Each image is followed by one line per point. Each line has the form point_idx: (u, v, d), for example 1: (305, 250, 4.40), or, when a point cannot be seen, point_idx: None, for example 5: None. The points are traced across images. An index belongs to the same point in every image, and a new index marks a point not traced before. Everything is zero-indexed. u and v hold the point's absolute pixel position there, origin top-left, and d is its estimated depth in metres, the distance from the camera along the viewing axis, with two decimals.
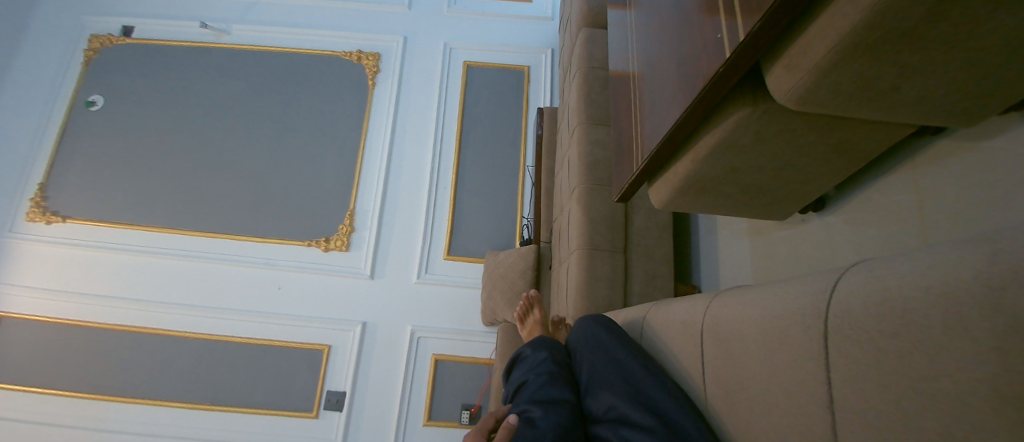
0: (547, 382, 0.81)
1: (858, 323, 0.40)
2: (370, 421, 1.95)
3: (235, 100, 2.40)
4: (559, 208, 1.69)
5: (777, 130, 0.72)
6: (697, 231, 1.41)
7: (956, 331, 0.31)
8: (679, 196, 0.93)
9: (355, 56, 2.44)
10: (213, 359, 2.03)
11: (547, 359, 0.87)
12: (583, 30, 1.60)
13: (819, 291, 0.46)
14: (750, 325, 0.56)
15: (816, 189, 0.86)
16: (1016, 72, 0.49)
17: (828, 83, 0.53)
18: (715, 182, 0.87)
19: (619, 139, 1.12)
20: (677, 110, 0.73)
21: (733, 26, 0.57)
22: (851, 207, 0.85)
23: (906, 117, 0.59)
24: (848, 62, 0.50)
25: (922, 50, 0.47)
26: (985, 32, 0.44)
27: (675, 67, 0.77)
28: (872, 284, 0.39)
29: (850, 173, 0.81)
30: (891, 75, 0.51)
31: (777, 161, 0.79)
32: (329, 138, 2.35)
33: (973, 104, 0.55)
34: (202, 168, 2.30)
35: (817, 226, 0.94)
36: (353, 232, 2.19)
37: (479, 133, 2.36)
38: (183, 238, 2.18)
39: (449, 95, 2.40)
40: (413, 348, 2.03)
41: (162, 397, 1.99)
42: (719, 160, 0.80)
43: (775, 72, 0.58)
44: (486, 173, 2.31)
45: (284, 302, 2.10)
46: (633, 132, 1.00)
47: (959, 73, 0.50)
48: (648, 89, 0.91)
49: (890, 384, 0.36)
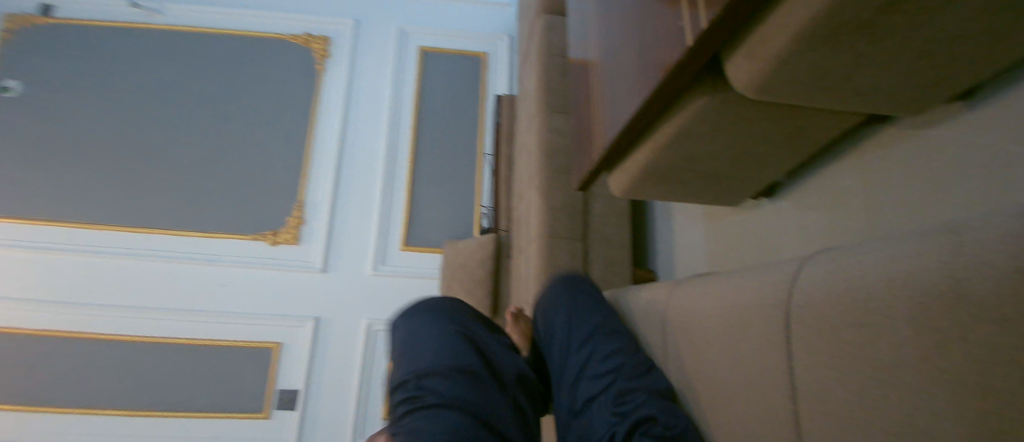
0: (428, 362, 0.80)
1: (824, 309, 0.40)
2: (327, 419, 1.88)
3: (166, 84, 2.20)
4: (520, 198, 1.68)
5: (736, 117, 0.72)
6: (654, 218, 1.44)
7: (920, 318, 0.32)
8: (639, 184, 0.94)
9: (302, 39, 2.30)
10: (150, 366, 1.87)
11: (426, 333, 0.86)
12: (541, 16, 1.57)
13: (781, 280, 0.47)
14: (714, 313, 0.57)
15: (768, 176, 0.89)
16: (957, 61, 0.52)
17: (787, 70, 0.54)
18: (674, 170, 0.88)
19: (579, 130, 1.12)
20: (639, 99, 0.73)
21: (696, 16, 0.57)
22: (802, 193, 0.89)
23: (856, 105, 0.61)
24: (808, 49, 0.50)
25: (876, 40, 0.48)
26: (933, 23, 0.46)
27: (636, 56, 0.76)
28: (834, 276, 0.40)
29: (800, 159, 0.84)
30: (846, 64, 0.53)
31: (733, 149, 0.81)
32: (274, 125, 2.20)
33: (916, 92, 0.58)
34: (131, 157, 2.09)
35: (769, 212, 0.98)
36: (303, 224, 2.08)
37: (437, 121, 2.29)
38: (110, 234, 1.98)
39: (404, 80, 2.31)
40: (371, 341, 1.97)
41: (93, 406, 1.82)
42: (678, 148, 0.81)
43: (737, 62, 0.58)
44: (444, 163, 2.25)
45: (228, 300, 1.96)
46: (594, 120, 0.99)
47: (907, 62, 0.52)
48: (609, 77, 0.90)
49: (856, 373, 0.37)
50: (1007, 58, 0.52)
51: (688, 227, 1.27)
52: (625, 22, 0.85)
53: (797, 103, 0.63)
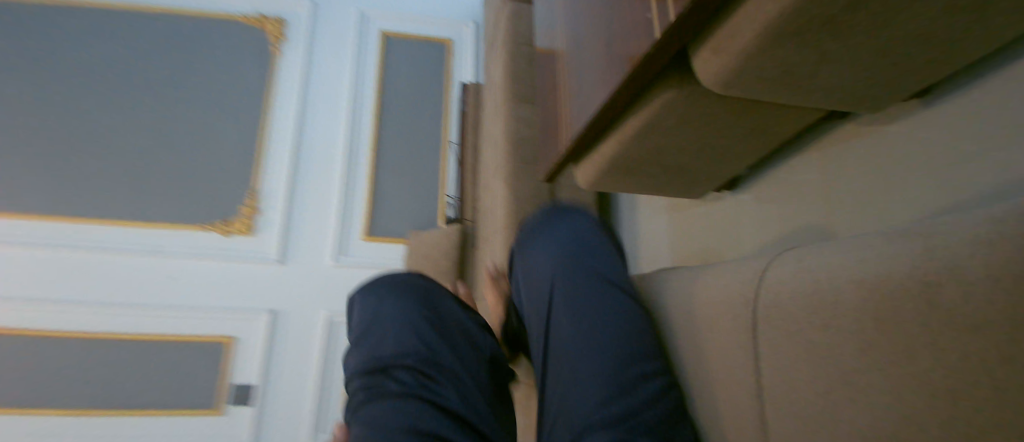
0: (387, 344, 0.78)
1: (797, 318, 0.40)
2: (286, 415, 1.81)
3: (97, 59, 1.99)
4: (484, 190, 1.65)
5: (700, 112, 0.73)
6: (618, 209, 1.46)
7: (888, 322, 0.33)
8: (606, 175, 0.93)
9: (254, 18, 2.15)
10: (86, 368, 1.72)
11: (382, 315, 0.83)
12: (508, 2, 1.53)
13: (748, 279, 0.47)
14: (683, 311, 0.57)
15: (731, 169, 0.91)
16: (912, 61, 0.53)
17: (754, 65, 0.54)
18: (641, 162, 0.88)
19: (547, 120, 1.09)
20: (607, 92, 0.71)
21: (666, 10, 0.56)
22: (763, 186, 0.92)
23: (819, 101, 0.62)
24: (774, 44, 0.50)
25: (840, 36, 0.49)
26: (894, 22, 0.47)
27: (604, 47, 0.75)
28: (803, 278, 0.40)
29: (761, 153, 0.86)
30: (811, 60, 0.53)
31: (699, 142, 0.82)
32: (224, 108, 2.06)
33: (878, 88, 0.59)
34: (56, 138, 1.88)
35: (732, 203, 1.00)
36: (257, 214, 1.96)
37: (401, 107, 2.20)
38: (31, 223, 1.78)
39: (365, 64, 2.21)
40: (331, 334, 1.90)
41: (18, 411, 1.66)
42: (645, 141, 0.80)
43: (704, 56, 0.57)
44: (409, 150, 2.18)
45: (173, 295, 1.83)
46: (561, 111, 0.97)
47: (868, 59, 0.53)
48: (577, 67, 0.88)
49: (825, 373, 0.38)
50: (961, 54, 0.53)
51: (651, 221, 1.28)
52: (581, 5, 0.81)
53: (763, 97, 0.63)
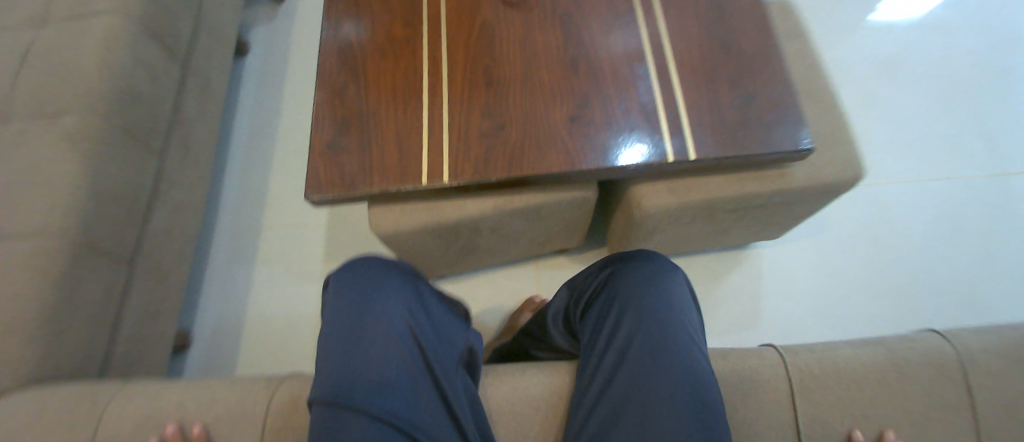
0: (410, 368, 0.53)
1: (827, 379, 0.51)
2: None
3: None
4: (244, 270, 1.16)
5: (579, 220, 0.83)
6: (299, 257, 1.15)
7: (912, 403, 0.49)
8: (450, 243, 0.80)
9: None
10: None
11: (379, 284, 0.57)
12: None
13: (821, 357, 0.52)
14: (748, 382, 0.51)
15: (478, 237, 0.80)
16: (796, 213, 0.76)
17: (721, 213, 0.73)
18: (480, 233, 0.78)
19: (315, 112, 0.70)
20: (544, 168, 0.63)
21: (673, 146, 0.63)
22: (560, 238, 0.91)
23: (714, 229, 0.79)
24: (735, 183, 0.67)
25: (761, 209, 0.72)
26: (793, 202, 0.70)
27: (563, 110, 0.66)
28: (868, 370, 0.51)
29: (580, 226, 0.86)
30: (741, 218, 0.76)
31: (562, 216, 0.79)
32: None
33: (765, 222, 0.79)
34: None
35: (473, 261, 0.93)
36: None
37: (289, 116, 1.32)
38: None
39: (260, 64, 1.40)
40: None
41: None
42: (521, 211, 0.72)
43: (649, 182, 0.68)
44: (135, 133, 0.87)
45: None
46: (396, 130, 0.68)
47: (762, 219, 0.77)
48: (482, 104, 0.67)
49: (849, 430, 0.49)
50: (764, 233, 0.86)
51: (269, 329, 1.10)
52: (511, 1, 0.75)
53: (673, 221, 0.74)
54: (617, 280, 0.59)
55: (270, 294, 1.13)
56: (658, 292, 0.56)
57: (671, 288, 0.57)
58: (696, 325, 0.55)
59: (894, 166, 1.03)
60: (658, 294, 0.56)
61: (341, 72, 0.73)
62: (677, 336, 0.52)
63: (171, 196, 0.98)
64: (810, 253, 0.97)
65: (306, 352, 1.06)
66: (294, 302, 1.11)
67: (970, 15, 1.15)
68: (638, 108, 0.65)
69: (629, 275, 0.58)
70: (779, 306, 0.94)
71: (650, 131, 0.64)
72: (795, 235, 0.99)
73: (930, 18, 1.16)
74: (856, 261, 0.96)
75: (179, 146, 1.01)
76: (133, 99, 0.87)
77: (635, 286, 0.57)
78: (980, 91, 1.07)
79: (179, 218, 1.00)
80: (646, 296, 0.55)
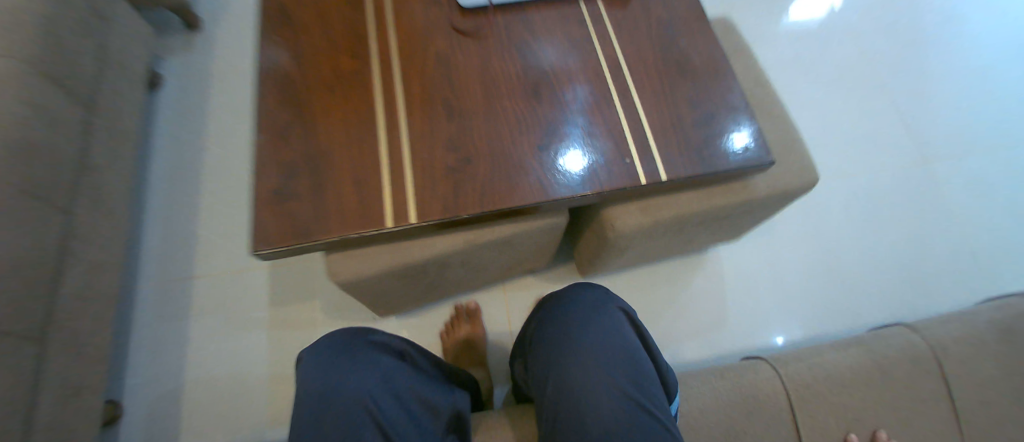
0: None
1: (826, 379, 0.58)
2: None
3: None
4: (176, 330, 1.02)
5: (550, 244, 0.81)
6: (245, 307, 1.04)
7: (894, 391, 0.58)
8: (417, 283, 0.75)
9: None
10: None
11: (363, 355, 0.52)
12: None
13: (818, 360, 0.60)
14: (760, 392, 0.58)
15: (447, 273, 0.75)
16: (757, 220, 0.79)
17: (692, 227, 0.73)
18: (449, 270, 0.74)
19: (257, 155, 0.63)
20: (514, 202, 0.60)
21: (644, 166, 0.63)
22: (532, 262, 0.88)
23: (684, 241, 0.81)
24: (705, 198, 0.68)
25: (728, 220, 0.74)
26: (756, 211, 0.73)
27: (527, 139, 0.64)
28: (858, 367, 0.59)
29: (551, 248, 0.84)
30: (710, 229, 0.78)
31: (534, 244, 0.76)
32: None
33: (730, 231, 0.81)
34: None
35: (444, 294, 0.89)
36: None
37: (218, 153, 1.20)
38: None
39: (178, 96, 1.27)
40: None
41: None
42: (492, 246, 0.69)
43: (621, 203, 0.68)
44: (33, 192, 0.75)
45: None
46: (350, 171, 0.62)
47: (727, 228, 0.79)
48: (440, 139, 0.64)
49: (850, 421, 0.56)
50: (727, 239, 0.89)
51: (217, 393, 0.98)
52: (462, 28, 0.72)
53: (647, 239, 0.74)
54: (544, 328, 0.55)
55: (212, 353, 1.01)
56: (585, 333, 0.51)
57: (602, 324, 0.52)
58: (637, 374, 0.50)
59: (827, 162, 1.11)
60: (585, 336, 0.51)
61: (283, 110, 0.66)
62: (606, 403, 0.47)
63: (84, 258, 0.85)
64: (764, 251, 1.02)
65: (263, 412, 0.96)
66: (242, 358, 1.00)
67: (873, 19, 1.28)
68: (604, 132, 0.65)
69: (556, 318, 0.54)
70: (743, 305, 0.97)
71: (619, 154, 0.63)
72: (749, 236, 1.03)
73: (840, 24, 1.27)
74: (805, 255, 1.02)
75: (89, 198, 0.88)
76: (27, 151, 0.75)
77: (561, 332, 0.52)
78: (888, 87, 1.19)
79: (94, 282, 0.87)
80: (569, 350, 0.50)
